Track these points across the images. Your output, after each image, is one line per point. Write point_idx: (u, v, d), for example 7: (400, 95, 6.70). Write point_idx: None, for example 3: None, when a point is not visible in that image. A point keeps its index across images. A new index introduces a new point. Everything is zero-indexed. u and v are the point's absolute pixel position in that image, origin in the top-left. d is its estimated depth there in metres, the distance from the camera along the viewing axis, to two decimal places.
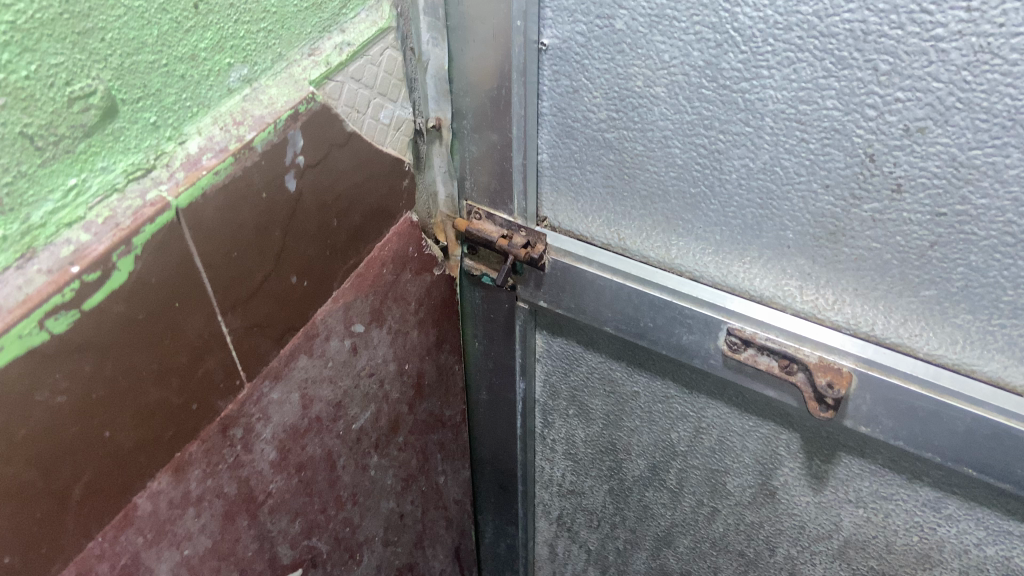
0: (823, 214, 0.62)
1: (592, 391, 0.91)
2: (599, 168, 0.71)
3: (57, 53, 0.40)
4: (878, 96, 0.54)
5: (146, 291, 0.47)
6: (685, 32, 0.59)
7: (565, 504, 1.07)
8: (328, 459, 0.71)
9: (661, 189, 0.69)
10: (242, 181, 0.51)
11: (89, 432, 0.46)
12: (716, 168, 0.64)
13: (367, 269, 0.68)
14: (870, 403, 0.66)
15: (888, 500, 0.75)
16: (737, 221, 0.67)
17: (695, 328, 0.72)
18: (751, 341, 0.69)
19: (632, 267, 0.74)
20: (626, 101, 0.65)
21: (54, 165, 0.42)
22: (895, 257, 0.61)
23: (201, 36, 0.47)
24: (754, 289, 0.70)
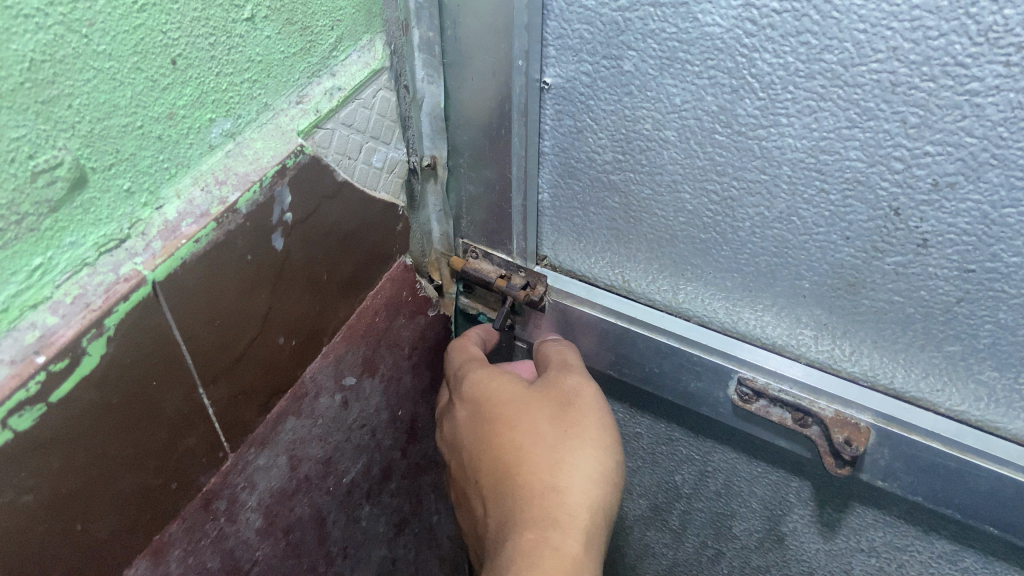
0: (841, 265, 0.56)
1: None
2: (603, 210, 0.66)
3: (19, 125, 0.36)
4: (905, 149, 0.48)
5: (120, 374, 0.43)
6: (699, 76, 0.53)
7: None
8: (318, 518, 0.68)
9: (668, 233, 0.64)
10: (225, 247, 0.48)
11: (60, 528, 0.43)
12: (728, 216, 0.59)
13: (358, 320, 0.65)
14: (888, 458, 0.61)
15: (902, 551, 0.71)
16: (750, 268, 0.62)
17: (703, 375, 0.68)
18: (763, 393, 0.65)
19: (636, 311, 0.69)
20: (633, 144, 0.60)
21: (17, 246, 0.38)
22: (918, 312, 0.55)
23: (179, 93, 0.43)
24: (766, 335, 0.65)
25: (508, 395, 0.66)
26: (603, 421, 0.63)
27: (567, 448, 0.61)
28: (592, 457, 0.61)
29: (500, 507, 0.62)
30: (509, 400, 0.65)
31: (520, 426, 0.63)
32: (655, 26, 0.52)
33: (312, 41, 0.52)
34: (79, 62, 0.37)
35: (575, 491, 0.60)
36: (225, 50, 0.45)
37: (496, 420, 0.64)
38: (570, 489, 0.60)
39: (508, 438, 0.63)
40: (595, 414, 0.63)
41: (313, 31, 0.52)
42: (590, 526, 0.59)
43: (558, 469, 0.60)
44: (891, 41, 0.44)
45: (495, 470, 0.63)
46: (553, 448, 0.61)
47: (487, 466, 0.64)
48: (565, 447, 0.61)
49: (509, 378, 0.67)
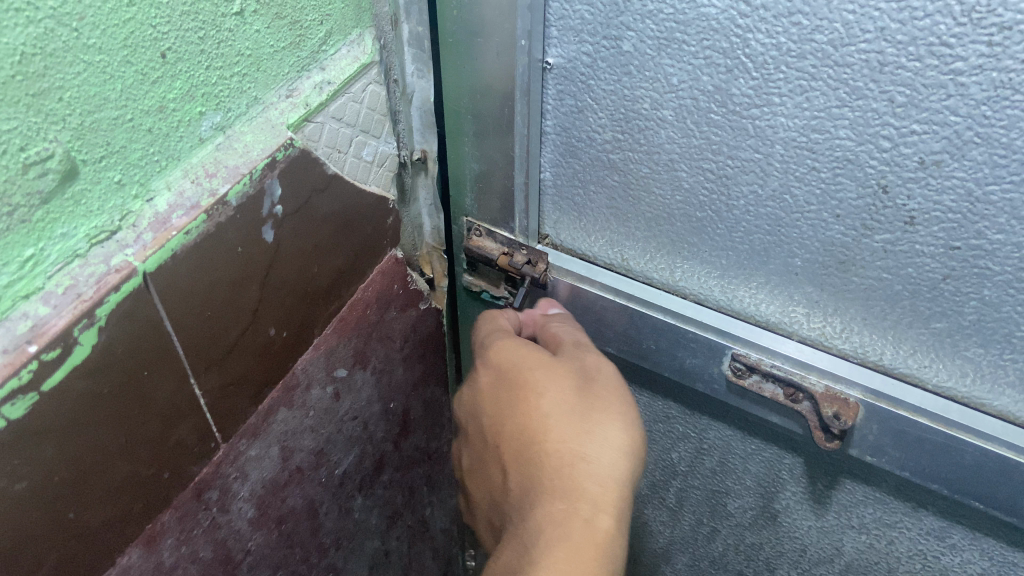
0: (832, 243, 0.54)
1: None
2: (603, 189, 0.63)
3: (11, 118, 0.36)
4: (893, 128, 0.46)
5: (111, 363, 0.44)
6: (695, 56, 0.50)
7: None
8: (310, 508, 0.69)
9: (665, 212, 0.61)
10: (216, 238, 0.48)
11: (54, 515, 0.43)
12: (723, 194, 0.56)
13: (350, 312, 0.66)
14: (876, 433, 0.59)
15: (892, 528, 0.71)
16: (744, 247, 0.59)
17: (699, 352, 0.65)
18: (756, 368, 0.62)
19: (635, 289, 0.66)
20: (632, 123, 0.57)
21: (9, 236, 0.38)
22: (906, 289, 0.53)
23: (169, 86, 0.44)
24: (760, 312, 0.63)
25: (535, 367, 0.63)
26: (624, 396, 0.62)
27: (592, 419, 0.60)
28: (619, 429, 0.59)
29: (525, 482, 0.60)
30: (537, 368, 0.62)
31: (546, 394, 0.61)
32: (653, 7, 0.50)
33: (301, 35, 0.53)
34: (69, 55, 0.38)
35: (603, 462, 0.58)
36: (215, 44, 0.46)
37: (522, 391, 0.62)
38: (600, 460, 0.58)
39: (534, 413, 0.61)
40: (618, 395, 0.61)
41: (302, 26, 0.52)
42: (617, 501, 0.57)
43: (581, 441, 0.59)
44: (879, 21, 0.42)
45: (522, 444, 0.61)
46: (579, 419, 0.60)
47: (509, 435, 0.62)
48: (591, 420, 0.59)
49: (535, 350, 0.64)
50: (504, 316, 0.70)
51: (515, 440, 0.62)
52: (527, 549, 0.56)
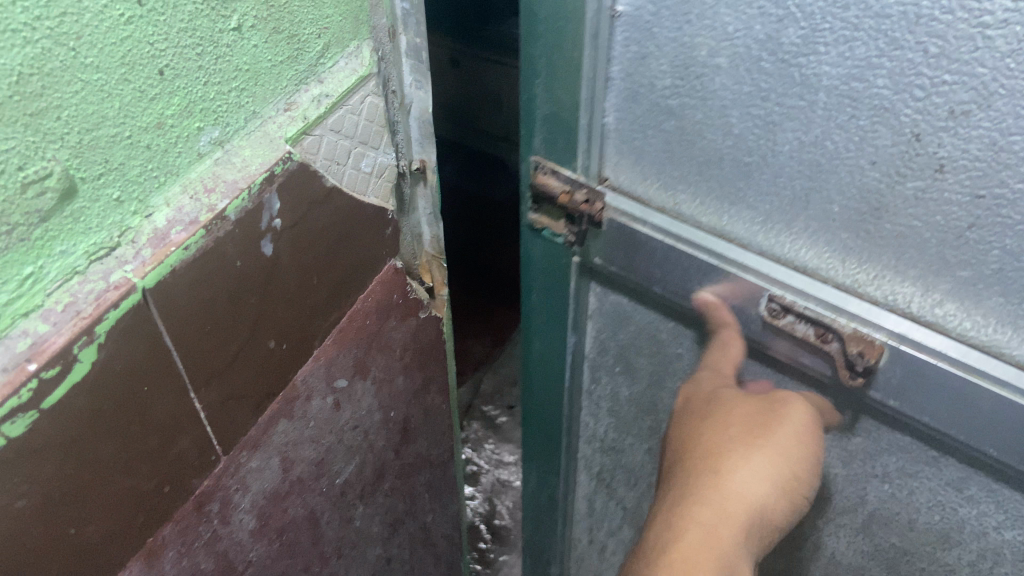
0: (867, 190, 0.52)
1: (640, 349, 0.79)
2: (660, 133, 0.60)
3: (9, 138, 0.37)
4: (926, 78, 0.45)
5: (111, 379, 0.44)
6: (750, 5, 0.49)
7: (604, 460, 0.95)
8: (311, 517, 0.69)
9: (716, 157, 0.58)
10: (215, 253, 0.49)
11: (52, 533, 0.43)
12: (770, 140, 0.54)
13: (350, 322, 0.66)
14: (898, 376, 0.55)
15: (913, 477, 0.65)
16: (788, 193, 0.56)
17: (738, 294, 0.61)
18: (790, 308, 0.58)
19: (684, 231, 0.62)
20: (690, 70, 0.54)
21: (8, 256, 0.38)
22: (934, 237, 0.51)
23: (167, 103, 0.44)
24: (799, 257, 0.59)
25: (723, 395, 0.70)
26: (794, 443, 0.66)
27: (749, 450, 0.67)
28: (767, 463, 0.66)
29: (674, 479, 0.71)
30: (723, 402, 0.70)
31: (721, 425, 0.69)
32: None
33: (299, 49, 0.53)
34: (66, 74, 0.38)
35: (744, 486, 0.66)
36: (213, 60, 0.46)
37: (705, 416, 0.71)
38: (735, 480, 0.66)
39: (704, 435, 0.69)
40: (784, 438, 0.66)
41: (300, 39, 0.53)
42: (744, 522, 0.65)
43: (736, 463, 0.67)
44: None
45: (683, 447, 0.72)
46: (736, 445, 0.68)
47: (685, 453, 0.71)
48: (748, 448, 0.67)
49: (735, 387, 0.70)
50: (733, 343, 0.67)
51: (681, 454, 0.71)
52: (656, 517, 0.69)
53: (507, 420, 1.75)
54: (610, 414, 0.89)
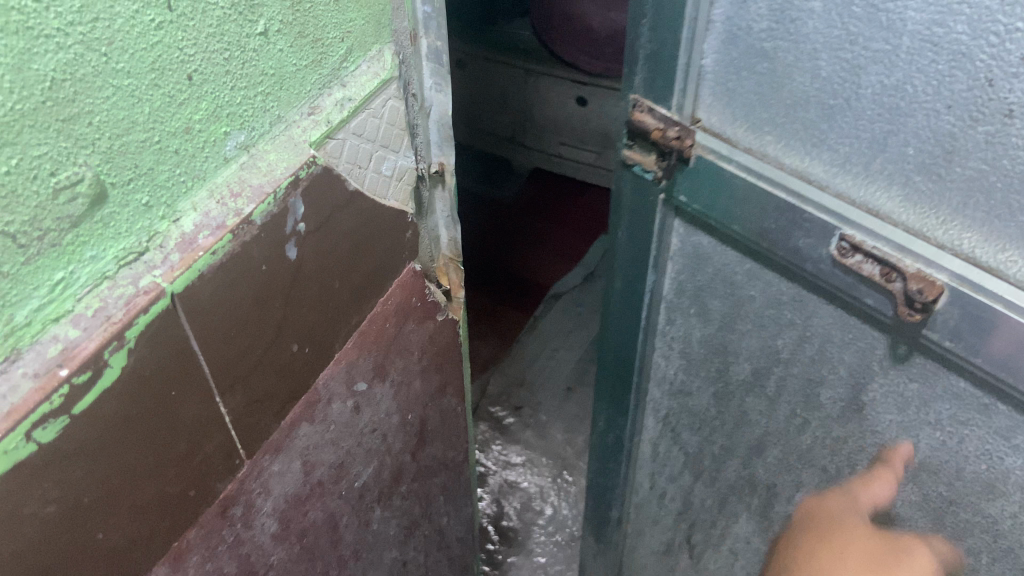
0: (939, 132, 0.49)
1: (713, 289, 0.74)
2: (753, 76, 0.59)
3: (41, 143, 0.36)
4: (1002, 25, 0.43)
5: (140, 384, 0.44)
6: None
7: (673, 404, 0.88)
8: (330, 521, 0.69)
9: (802, 98, 0.56)
10: (241, 257, 0.49)
11: (81, 537, 0.43)
12: (852, 83, 0.52)
13: (370, 325, 0.66)
14: (956, 319, 0.51)
15: (964, 426, 0.57)
16: (868, 134, 0.53)
17: (812, 233, 0.58)
18: (857, 246, 0.55)
19: (765, 169, 0.60)
20: (785, 13, 0.54)
21: (40, 261, 0.38)
22: (1001, 181, 0.47)
23: (194, 108, 0.44)
24: (874, 199, 0.55)
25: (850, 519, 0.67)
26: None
27: (856, 550, 0.63)
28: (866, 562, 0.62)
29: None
30: (841, 528, 0.66)
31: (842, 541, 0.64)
32: None
33: (322, 53, 0.53)
34: (98, 80, 0.38)
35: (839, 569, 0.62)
36: (239, 64, 0.46)
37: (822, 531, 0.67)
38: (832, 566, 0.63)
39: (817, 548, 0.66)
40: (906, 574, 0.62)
41: (324, 44, 0.53)
42: None
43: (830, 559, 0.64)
44: None
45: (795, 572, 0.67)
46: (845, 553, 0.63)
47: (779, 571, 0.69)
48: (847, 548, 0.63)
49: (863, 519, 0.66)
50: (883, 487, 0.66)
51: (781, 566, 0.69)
52: None
53: (513, 421, 1.74)
54: (680, 355, 0.83)
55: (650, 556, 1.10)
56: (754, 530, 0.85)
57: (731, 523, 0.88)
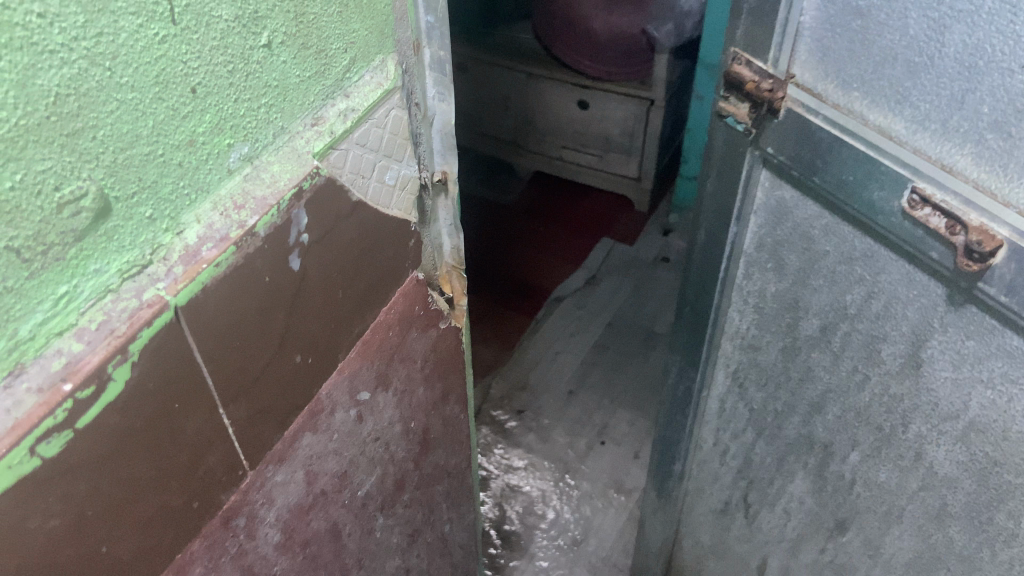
0: (1017, 93, 0.48)
1: (791, 244, 0.71)
2: (845, 32, 0.58)
3: (45, 158, 0.36)
4: None
5: (143, 397, 0.44)
6: None
7: (743, 358, 0.83)
8: (333, 530, 0.69)
9: (890, 55, 0.55)
10: (244, 269, 0.49)
11: (86, 551, 0.43)
12: (937, 41, 0.51)
13: (373, 335, 0.66)
14: (1014, 273, 0.50)
15: (1018, 386, 0.55)
16: (947, 92, 0.52)
17: (886, 186, 0.57)
18: (927, 199, 0.54)
19: (850, 122, 0.59)
20: None
21: (44, 275, 0.38)
22: None
23: (199, 120, 0.44)
24: (947, 155, 0.54)
25: None
26: None
27: None
28: None
29: None
30: None
31: None
32: None
33: (326, 64, 0.53)
34: (102, 94, 0.38)
35: None
36: (244, 77, 0.46)
37: None
38: None
39: None
40: None
41: (327, 55, 0.53)
42: None
43: None
44: None
45: None
46: None
47: None
48: None
49: None
50: None
51: None
52: None
53: (515, 424, 1.74)
54: (755, 310, 0.79)
55: (707, 516, 1.05)
56: (811, 491, 0.82)
57: (788, 482, 0.86)
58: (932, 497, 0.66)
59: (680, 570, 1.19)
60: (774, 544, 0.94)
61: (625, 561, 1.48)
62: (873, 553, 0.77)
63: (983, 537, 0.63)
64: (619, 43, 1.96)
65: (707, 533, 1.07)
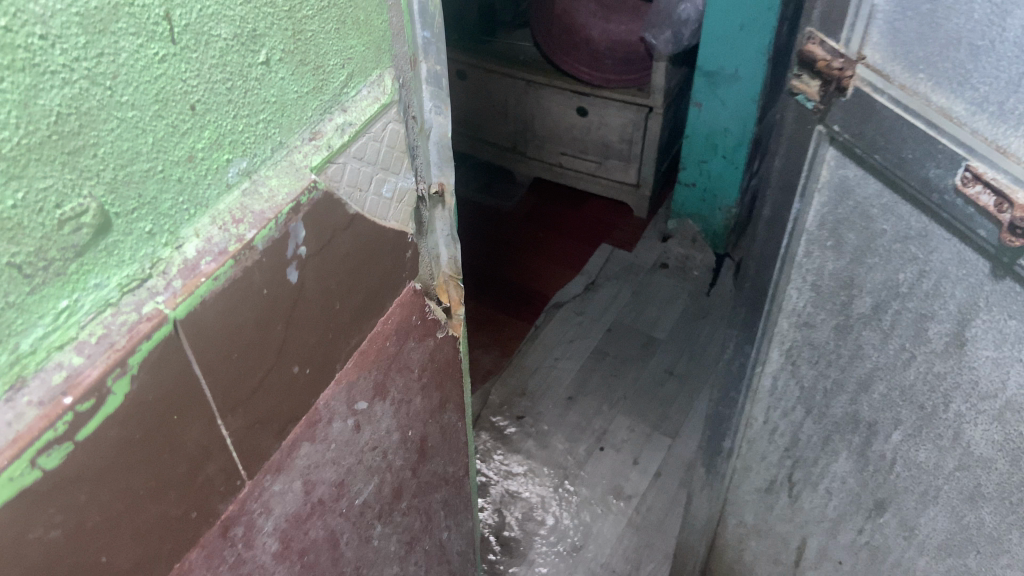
0: None
1: (851, 223, 0.67)
2: (916, 14, 0.55)
3: (46, 176, 0.37)
4: None
5: (143, 409, 0.45)
6: None
7: (796, 336, 0.79)
8: (331, 539, 0.69)
9: (955, 37, 0.53)
10: (243, 282, 0.49)
11: (86, 560, 0.44)
12: (999, 21, 0.49)
13: (370, 345, 0.66)
14: None
15: None
16: (1006, 74, 0.50)
17: (943, 164, 0.54)
18: (979, 176, 0.52)
19: (914, 101, 0.56)
20: None
21: (44, 290, 0.39)
22: None
23: (197, 137, 0.45)
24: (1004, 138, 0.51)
25: None
26: None
27: None
28: None
29: None
30: None
31: None
32: None
33: (323, 80, 0.54)
34: (103, 113, 0.39)
35: None
36: (242, 93, 0.47)
37: None
38: None
39: None
40: None
41: (325, 71, 0.53)
42: None
43: None
44: None
45: None
46: None
47: None
48: None
49: None
50: None
51: None
52: None
53: (514, 430, 1.74)
54: (812, 287, 0.74)
55: (752, 496, 0.98)
56: (851, 470, 0.79)
57: (832, 462, 0.81)
58: (966, 477, 0.64)
59: (722, 552, 1.11)
60: (815, 524, 0.89)
61: (624, 567, 1.48)
62: (908, 534, 0.75)
63: (1014, 517, 0.60)
64: (619, 51, 1.96)
65: (750, 512, 1.01)
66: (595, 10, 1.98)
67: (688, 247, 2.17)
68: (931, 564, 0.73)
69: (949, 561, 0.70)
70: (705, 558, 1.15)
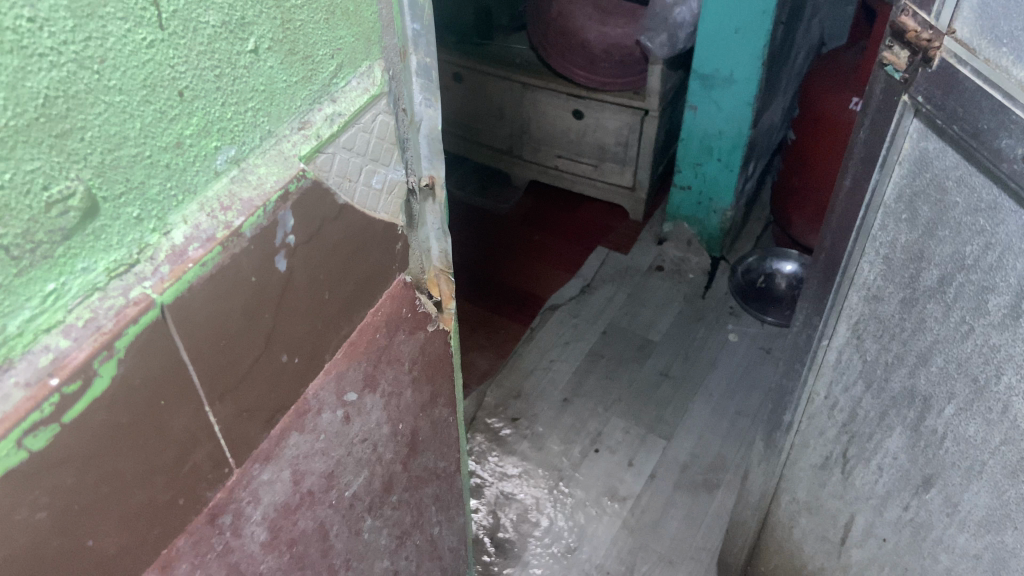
0: None
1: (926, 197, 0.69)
2: None
3: (34, 158, 0.37)
4: None
5: (130, 394, 0.45)
6: None
7: (864, 311, 0.81)
8: (321, 530, 0.69)
9: None
10: (231, 268, 0.50)
11: (72, 544, 0.44)
12: None
13: (359, 336, 0.67)
14: None
15: None
16: None
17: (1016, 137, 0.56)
18: None
19: (994, 77, 0.57)
20: None
21: (32, 273, 0.39)
22: None
23: (186, 123, 0.45)
24: None
25: None
26: None
27: None
28: None
29: None
30: None
31: None
32: None
33: (313, 69, 0.54)
34: (90, 97, 0.39)
35: None
36: (231, 81, 0.47)
37: None
38: None
39: None
40: None
41: (314, 61, 0.54)
42: None
43: None
44: None
45: None
46: None
47: None
48: None
49: None
50: None
51: None
52: None
53: (510, 431, 1.74)
54: (883, 261, 0.76)
55: (806, 473, 1.00)
56: (904, 447, 0.82)
57: (885, 437, 0.84)
58: (1011, 451, 0.67)
59: (774, 528, 1.12)
60: (864, 500, 0.92)
61: (619, 567, 1.48)
62: (951, 511, 0.77)
63: None
64: (616, 54, 1.98)
65: (803, 488, 1.02)
66: (591, 14, 2.01)
67: (682, 250, 2.18)
68: (970, 541, 0.76)
69: (987, 537, 0.74)
70: (756, 533, 1.16)
